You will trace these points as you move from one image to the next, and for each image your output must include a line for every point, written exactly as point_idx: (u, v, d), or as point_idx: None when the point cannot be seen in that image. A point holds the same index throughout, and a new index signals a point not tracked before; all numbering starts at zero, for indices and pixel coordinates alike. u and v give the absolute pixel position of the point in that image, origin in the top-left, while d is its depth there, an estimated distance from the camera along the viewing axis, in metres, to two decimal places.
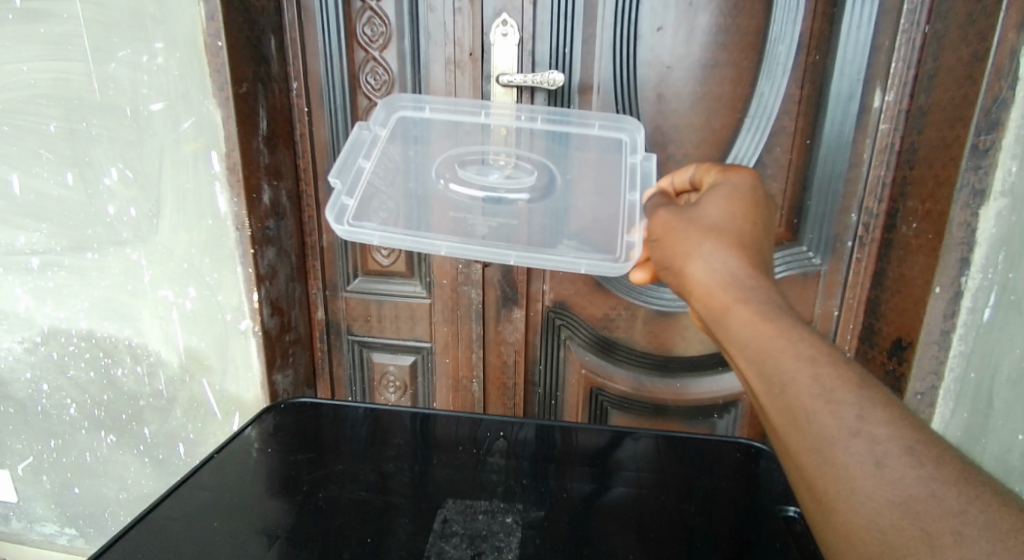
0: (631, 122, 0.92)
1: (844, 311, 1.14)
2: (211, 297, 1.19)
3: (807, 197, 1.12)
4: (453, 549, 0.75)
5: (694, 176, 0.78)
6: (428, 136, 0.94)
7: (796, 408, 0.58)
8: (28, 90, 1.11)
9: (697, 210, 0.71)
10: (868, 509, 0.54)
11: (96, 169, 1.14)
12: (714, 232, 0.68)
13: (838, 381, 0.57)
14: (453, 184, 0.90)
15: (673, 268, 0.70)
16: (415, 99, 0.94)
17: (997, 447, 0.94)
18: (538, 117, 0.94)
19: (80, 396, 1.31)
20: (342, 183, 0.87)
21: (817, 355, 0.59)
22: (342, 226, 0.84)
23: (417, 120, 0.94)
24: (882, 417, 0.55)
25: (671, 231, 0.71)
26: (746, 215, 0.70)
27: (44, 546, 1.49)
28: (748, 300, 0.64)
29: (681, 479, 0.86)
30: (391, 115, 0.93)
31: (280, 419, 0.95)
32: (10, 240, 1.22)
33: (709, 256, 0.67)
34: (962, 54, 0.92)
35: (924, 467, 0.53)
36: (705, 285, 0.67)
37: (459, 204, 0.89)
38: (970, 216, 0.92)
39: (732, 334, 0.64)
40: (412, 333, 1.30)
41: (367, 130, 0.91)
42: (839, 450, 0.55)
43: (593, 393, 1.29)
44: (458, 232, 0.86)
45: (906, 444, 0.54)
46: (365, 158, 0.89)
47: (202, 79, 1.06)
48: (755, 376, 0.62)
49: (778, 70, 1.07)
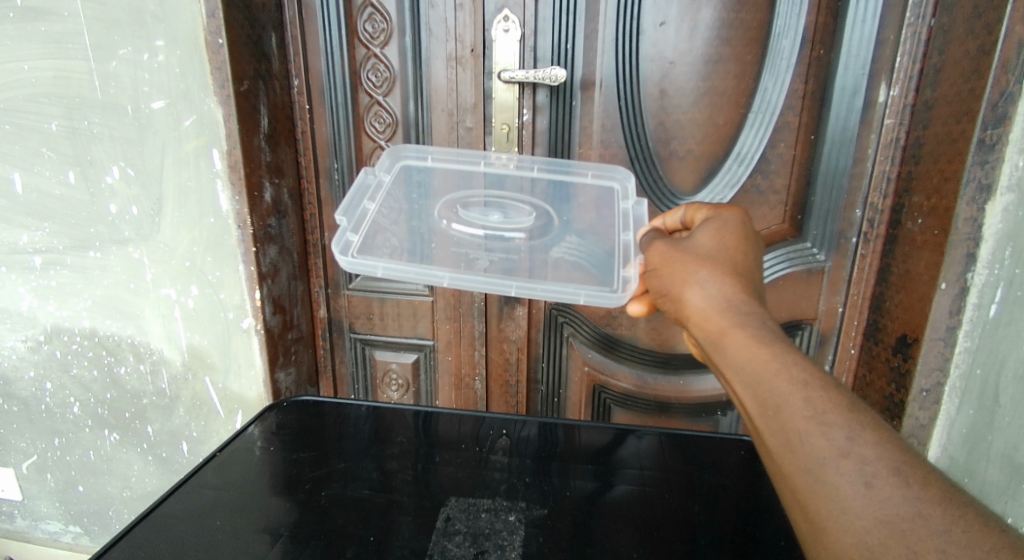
0: (622, 171, 0.96)
1: (849, 307, 1.13)
2: (213, 295, 1.19)
3: (812, 192, 1.11)
4: (456, 548, 0.75)
5: (685, 217, 0.80)
6: (429, 182, 0.95)
7: (789, 430, 0.58)
8: (30, 88, 1.11)
9: (691, 242, 0.73)
10: (857, 528, 0.54)
11: (98, 167, 1.14)
12: (709, 261, 0.69)
13: (829, 404, 0.57)
14: (455, 224, 0.91)
15: (670, 296, 0.71)
16: (417, 150, 0.97)
17: (1003, 443, 0.92)
18: (536, 166, 0.97)
19: (83, 394, 1.31)
20: (348, 221, 0.87)
21: (809, 379, 0.59)
22: (346, 258, 0.84)
23: (420, 167, 0.96)
24: (872, 439, 0.56)
25: (668, 260, 0.72)
26: (738, 246, 0.71)
27: (49, 543, 1.49)
28: (744, 324, 0.64)
29: (685, 477, 0.86)
30: (395, 163, 0.95)
31: (283, 417, 0.95)
32: (12, 239, 1.22)
33: (706, 283, 0.67)
34: (970, 47, 0.91)
35: (910, 487, 0.53)
36: (702, 310, 0.67)
37: (461, 242, 0.90)
38: (977, 211, 0.91)
39: (728, 357, 0.64)
40: (415, 331, 1.30)
41: (372, 175, 0.93)
42: (829, 470, 0.55)
43: (596, 390, 1.28)
44: (460, 266, 0.86)
45: (894, 464, 0.54)
46: (370, 200, 0.90)
47: (203, 77, 1.06)
48: (751, 399, 0.61)
49: (782, 65, 1.06)
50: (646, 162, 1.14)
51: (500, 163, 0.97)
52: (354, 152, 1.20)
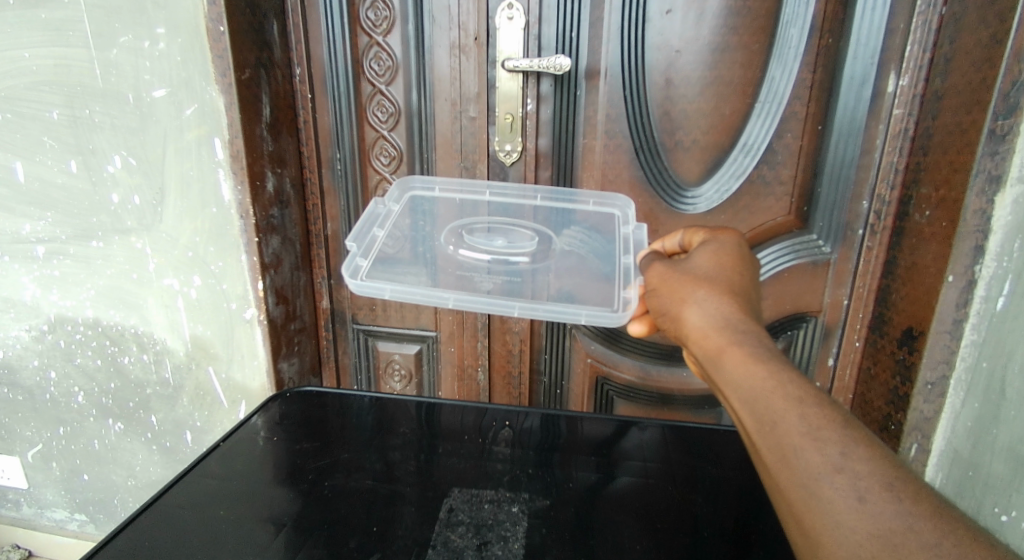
0: (620, 198, 0.98)
1: (853, 300, 1.12)
2: (216, 285, 1.19)
3: (818, 183, 1.10)
4: (460, 538, 0.75)
5: (682, 240, 0.82)
6: (434, 210, 0.99)
7: (785, 445, 0.58)
8: (31, 76, 1.10)
9: (688, 263, 0.74)
10: (850, 541, 0.53)
11: (100, 156, 1.13)
12: (707, 281, 0.70)
13: (824, 419, 0.57)
14: (461, 249, 0.93)
15: (669, 314, 0.71)
16: (425, 181, 1.02)
17: (1008, 437, 0.89)
18: (539, 196, 1.01)
19: (87, 384, 1.31)
20: (358, 246, 0.89)
21: (804, 396, 0.59)
22: (356, 281, 0.84)
23: (427, 198, 1.00)
24: (864, 454, 0.55)
25: (667, 280, 0.73)
26: (735, 267, 0.72)
27: (55, 530, 1.50)
28: (741, 341, 0.64)
29: (687, 468, 0.86)
30: (404, 194, 1.01)
31: (286, 408, 0.94)
32: (15, 229, 1.21)
33: (704, 302, 0.68)
34: (982, 35, 0.90)
35: (902, 501, 0.53)
36: (699, 328, 0.67)
37: (466, 266, 0.91)
38: (986, 202, 0.90)
39: (727, 374, 0.63)
40: (417, 322, 1.30)
41: (382, 205, 0.97)
42: (823, 485, 0.55)
43: (599, 382, 1.28)
44: (462, 288, 0.86)
45: (886, 479, 0.54)
46: (379, 227, 0.93)
47: (204, 65, 1.05)
48: (747, 415, 0.61)
49: (790, 53, 1.05)
50: (652, 153, 1.13)
51: (504, 194, 1.01)
52: (356, 143, 1.20)
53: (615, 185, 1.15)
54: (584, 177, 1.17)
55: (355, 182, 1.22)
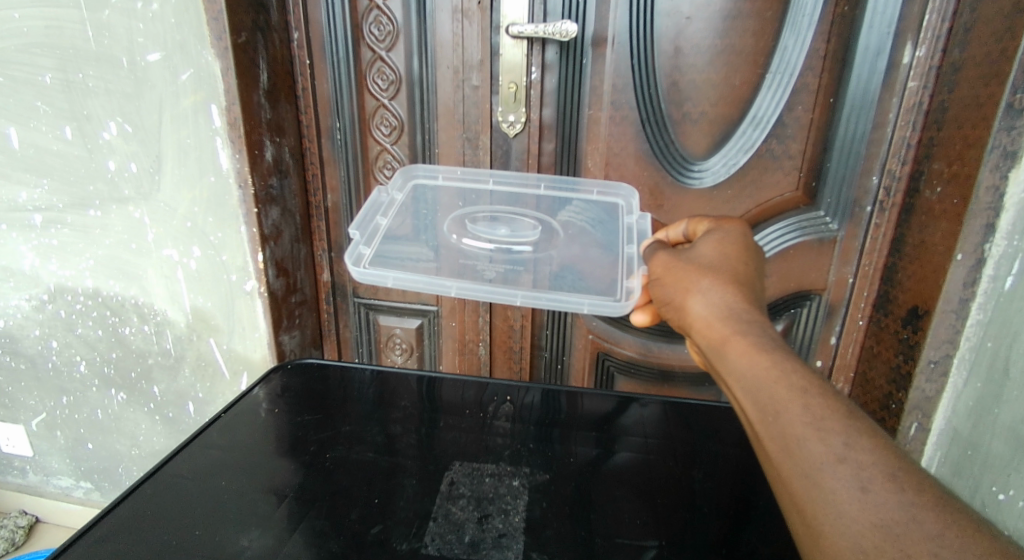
0: (625, 189, 0.96)
1: (859, 278, 1.11)
2: (215, 256, 1.17)
3: (828, 157, 1.08)
4: (461, 511, 0.74)
5: (687, 230, 0.80)
6: (438, 200, 0.97)
7: (788, 435, 0.57)
8: (23, 39, 1.07)
9: (693, 251, 0.72)
10: (852, 531, 0.52)
11: (95, 123, 1.11)
12: (712, 271, 0.68)
13: (827, 410, 0.57)
14: (465, 239, 0.91)
15: (673, 304, 0.70)
16: (428, 170, 0.99)
17: (1008, 417, 0.88)
18: (542, 184, 0.98)
19: (89, 353, 1.31)
20: (361, 234, 0.88)
21: (808, 385, 0.58)
22: (358, 268, 0.84)
23: (429, 186, 0.98)
24: (868, 444, 0.55)
25: (671, 269, 0.72)
26: (739, 256, 0.70)
27: (61, 498, 1.52)
28: (745, 331, 0.63)
29: (687, 444, 0.85)
30: (407, 183, 0.97)
31: (287, 381, 0.94)
32: (12, 196, 1.20)
33: (708, 291, 0.67)
34: (1003, 3, 0.86)
35: (904, 491, 0.52)
36: (704, 318, 0.66)
37: (469, 255, 0.89)
38: (999, 179, 0.88)
39: (730, 364, 0.63)
40: (418, 297, 1.29)
41: (384, 193, 0.94)
42: (826, 475, 0.54)
43: (599, 358, 1.27)
44: (465, 277, 0.85)
45: (889, 469, 0.53)
46: (383, 216, 0.91)
47: (200, 27, 1.02)
48: (751, 406, 0.60)
49: (804, 22, 1.02)
50: (659, 125, 1.10)
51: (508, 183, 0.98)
52: (356, 111, 1.17)
53: (621, 158, 1.13)
54: (588, 150, 1.14)
55: (355, 152, 1.20)
